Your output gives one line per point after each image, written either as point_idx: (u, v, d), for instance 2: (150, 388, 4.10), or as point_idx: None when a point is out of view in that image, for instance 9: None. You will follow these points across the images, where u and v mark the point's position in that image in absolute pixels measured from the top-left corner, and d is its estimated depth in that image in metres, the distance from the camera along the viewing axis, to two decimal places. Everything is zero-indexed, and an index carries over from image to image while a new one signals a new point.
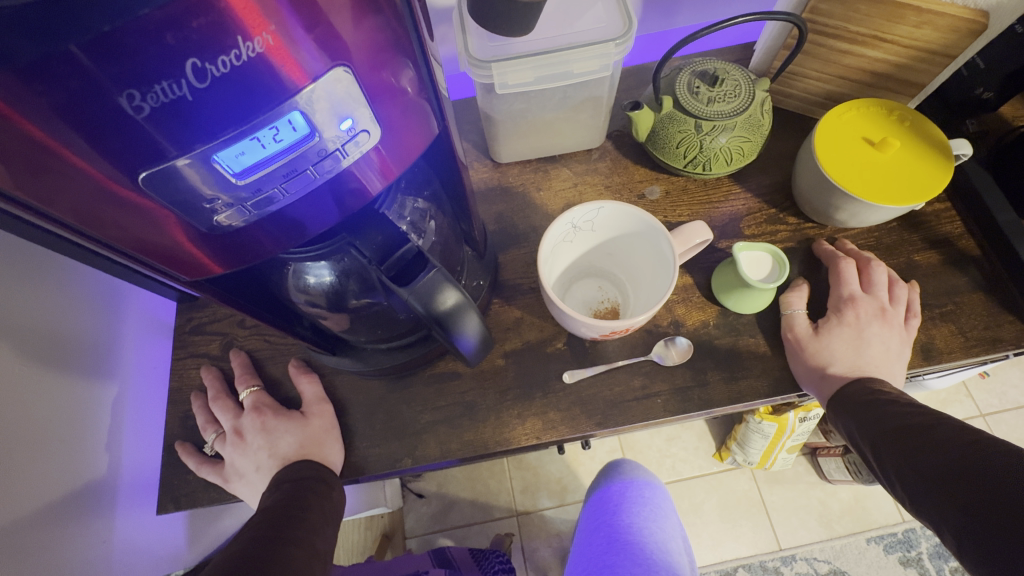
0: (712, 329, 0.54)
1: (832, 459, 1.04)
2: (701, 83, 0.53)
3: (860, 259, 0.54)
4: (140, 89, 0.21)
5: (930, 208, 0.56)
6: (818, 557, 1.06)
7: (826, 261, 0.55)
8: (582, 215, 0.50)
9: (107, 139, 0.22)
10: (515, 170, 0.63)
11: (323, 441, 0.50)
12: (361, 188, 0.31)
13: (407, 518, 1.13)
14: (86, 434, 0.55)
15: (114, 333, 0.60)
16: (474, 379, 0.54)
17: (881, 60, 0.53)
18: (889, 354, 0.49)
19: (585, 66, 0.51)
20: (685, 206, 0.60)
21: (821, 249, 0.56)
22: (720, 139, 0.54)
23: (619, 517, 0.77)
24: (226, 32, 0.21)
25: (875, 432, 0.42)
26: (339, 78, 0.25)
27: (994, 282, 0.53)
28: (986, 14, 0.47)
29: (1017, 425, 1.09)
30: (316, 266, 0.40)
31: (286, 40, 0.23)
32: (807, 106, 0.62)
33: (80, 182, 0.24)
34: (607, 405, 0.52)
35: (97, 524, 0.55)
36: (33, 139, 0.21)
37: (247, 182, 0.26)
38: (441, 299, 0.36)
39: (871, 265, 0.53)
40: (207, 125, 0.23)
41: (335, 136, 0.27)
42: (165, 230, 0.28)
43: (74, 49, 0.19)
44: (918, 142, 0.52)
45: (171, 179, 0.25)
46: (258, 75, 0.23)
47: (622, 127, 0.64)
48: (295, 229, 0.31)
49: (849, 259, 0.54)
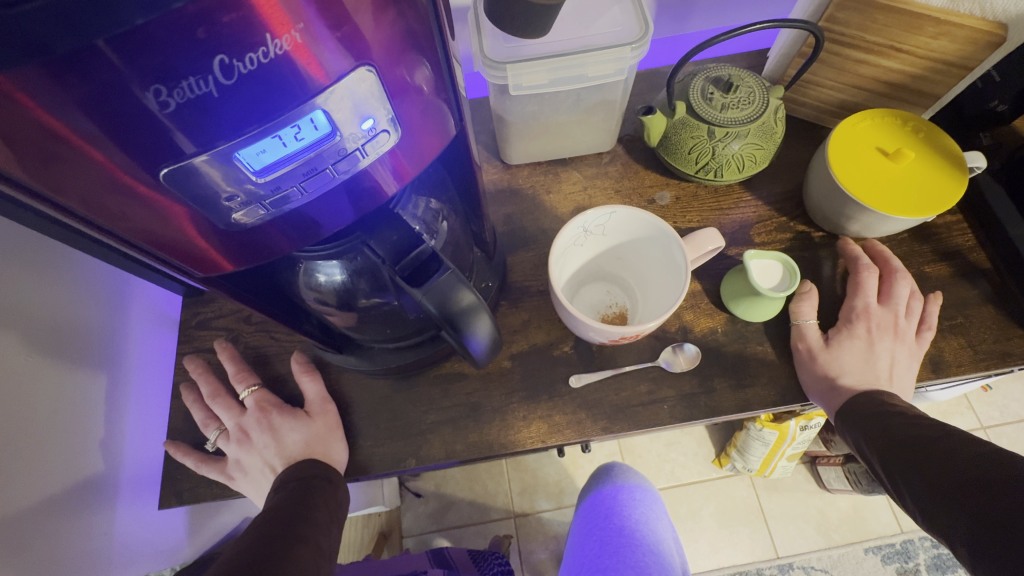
0: (721, 336, 0.54)
1: (832, 468, 1.04)
2: (715, 89, 0.53)
3: (886, 267, 0.54)
4: (167, 84, 0.21)
5: (941, 220, 0.56)
6: (815, 566, 1.05)
7: (849, 267, 0.54)
8: (594, 219, 0.49)
9: (130, 134, 0.22)
10: (525, 172, 0.63)
11: (327, 440, 0.50)
12: (376, 188, 0.31)
13: (404, 517, 1.12)
14: (90, 427, 0.54)
15: (120, 325, 0.60)
16: (480, 381, 0.54)
17: (897, 70, 0.53)
18: (899, 368, 0.49)
19: (599, 70, 0.51)
20: (695, 212, 0.59)
21: (846, 247, 0.55)
22: (732, 146, 0.54)
23: (610, 519, 0.76)
24: (254, 30, 0.21)
25: (884, 441, 0.42)
26: (362, 78, 0.25)
27: (1004, 295, 0.53)
28: (1004, 26, 0.46)
29: (1017, 439, 1.08)
30: (327, 264, 0.40)
31: (311, 39, 0.23)
32: (819, 114, 0.62)
33: (99, 175, 0.23)
34: (613, 409, 0.52)
35: (99, 517, 0.54)
36: (54, 131, 0.21)
37: (267, 180, 0.26)
38: (454, 299, 0.36)
39: (896, 274, 0.53)
40: (231, 122, 0.23)
41: (355, 136, 0.27)
42: (179, 226, 0.28)
43: (102, 43, 0.19)
44: (931, 153, 0.51)
45: (192, 176, 0.25)
46: (282, 74, 0.23)
47: (633, 131, 0.64)
48: (310, 228, 0.31)
49: (872, 269, 0.53)
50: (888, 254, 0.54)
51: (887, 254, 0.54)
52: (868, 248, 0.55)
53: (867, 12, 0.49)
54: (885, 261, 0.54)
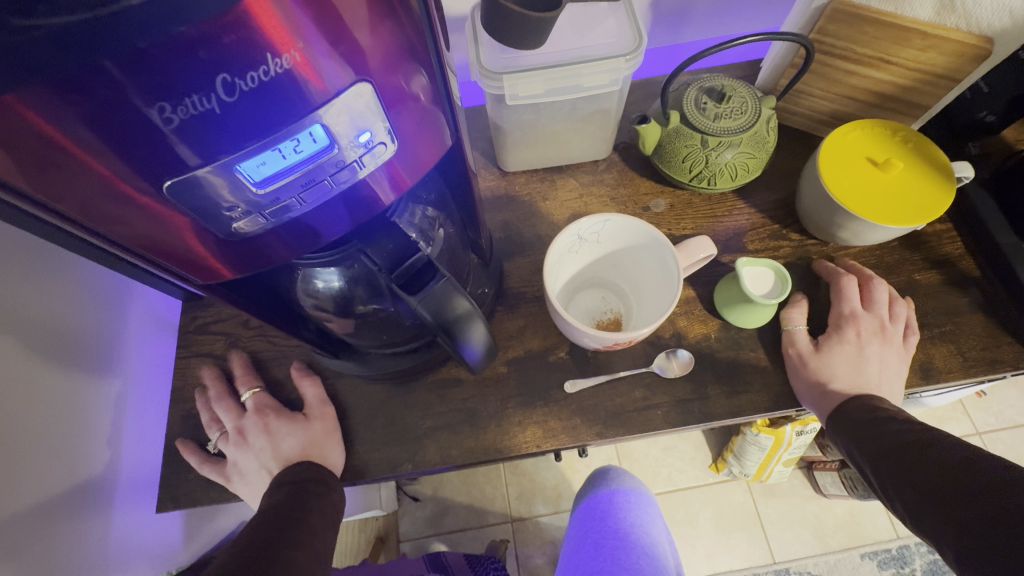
0: (714, 342, 0.55)
1: (827, 473, 1.05)
2: (708, 99, 0.53)
3: (860, 276, 0.55)
4: (170, 101, 0.22)
5: (931, 228, 0.57)
6: (811, 571, 1.05)
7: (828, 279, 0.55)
8: (589, 227, 0.50)
9: (135, 148, 0.23)
10: (522, 179, 0.63)
11: (324, 443, 0.51)
12: (373, 197, 0.32)
13: (401, 521, 1.13)
14: (88, 430, 0.55)
15: (118, 329, 0.60)
16: (476, 386, 0.54)
17: (887, 81, 0.54)
18: (887, 372, 0.50)
19: (594, 80, 0.52)
20: (689, 220, 0.60)
21: (822, 266, 0.56)
22: (725, 155, 0.54)
23: (605, 523, 0.77)
24: (256, 49, 0.22)
25: (872, 448, 0.43)
26: (360, 93, 0.26)
27: (993, 303, 0.54)
28: (990, 39, 0.47)
29: (1012, 445, 1.09)
30: (325, 271, 0.40)
31: (312, 56, 0.23)
32: (811, 124, 0.63)
33: (104, 186, 0.24)
34: (607, 415, 0.53)
35: (96, 520, 0.55)
36: (59, 144, 0.22)
37: (267, 191, 0.27)
38: (449, 307, 0.36)
39: (872, 282, 0.54)
40: (232, 137, 0.24)
41: (353, 147, 0.28)
42: (181, 234, 0.28)
43: (109, 64, 0.20)
44: (919, 164, 0.52)
45: (193, 188, 0.25)
46: (284, 90, 0.24)
47: (629, 140, 0.65)
48: (310, 236, 0.32)
49: (851, 275, 0.54)
50: (859, 265, 0.55)
51: (857, 265, 0.55)
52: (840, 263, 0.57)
53: (857, 24, 0.50)
54: (859, 271, 0.55)
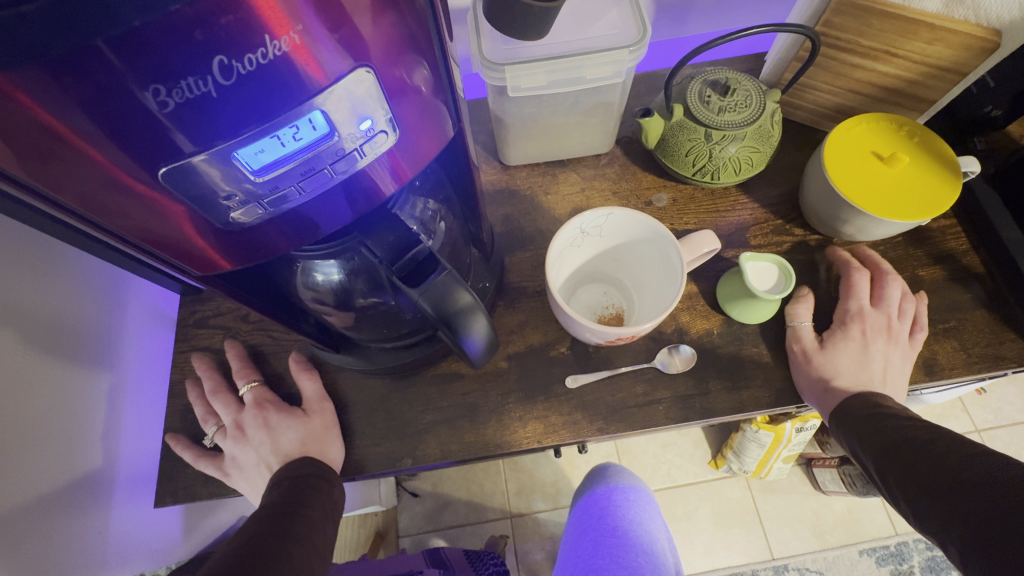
0: (716, 338, 0.54)
1: (827, 470, 1.04)
2: (712, 92, 0.53)
3: (877, 271, 0.54)
4: (165, 84, 0.21)
5: (936, 224, 0.57)
6: (810, 567, 1.06)
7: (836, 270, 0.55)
8: (592, 221, 0.50)
9: (129, 135, 0.22)
10: (523, 173, 0.63)
11: (323, 439, 0.50)
12: (374, 188, 0.31)
13: (401, 517, 1.13)
14: (86, 424, 0.54)
15: (115, 323, 0.60)
16: (477, 381, 0.54)
17: (892, 75, 0.54)
18: (893, 370, 0.49)
19: (597, 72, 0.51)
20: (692, 214, 0.60)
21: (836, 253, 0.56)
22: (729, 148, 0.54)
23: (603, 520, 0.76)
24: (254, 31, 0.21)
25: (874, 446, 0.42)
26: (360, 79, 0.25)
27: (997, 299, 0.53)
28: (999, 32, 0.47)
29: (1012, 442, 1.09)
30: (325, 264, 0.40)
31: (310, 41, 0.23)
32: (815, 118, 0.62)
33: (98, 172, 0.23)
34: (608, 410, 0.52)
35: (94, 514, 0.54)
36: (52, 129, 0.21)
37: (265, 179, 0.26)
38: (451, 299, 0.36)
39: (886, 278, 0.53)
40: (229, 123, 0.23)
41: (353, 136, 0.27)
42: (176, 224, 0.28)
43: (101, 45, 0.19)
44: (926, 159, 0.52)
45: (189, 176, 0.25)
46: (282, 75, 0.23)
47: (631, 134, 0.64)
48: (308, 228, 0.31)
49: (864, 271, 0.53)
50: (880, 258, 0.55)
51: (877, 259, 0.55)
52: (857, 253, 0.56)
53: (864, 17, 0.50)
54: (878, 266, 0.54)
